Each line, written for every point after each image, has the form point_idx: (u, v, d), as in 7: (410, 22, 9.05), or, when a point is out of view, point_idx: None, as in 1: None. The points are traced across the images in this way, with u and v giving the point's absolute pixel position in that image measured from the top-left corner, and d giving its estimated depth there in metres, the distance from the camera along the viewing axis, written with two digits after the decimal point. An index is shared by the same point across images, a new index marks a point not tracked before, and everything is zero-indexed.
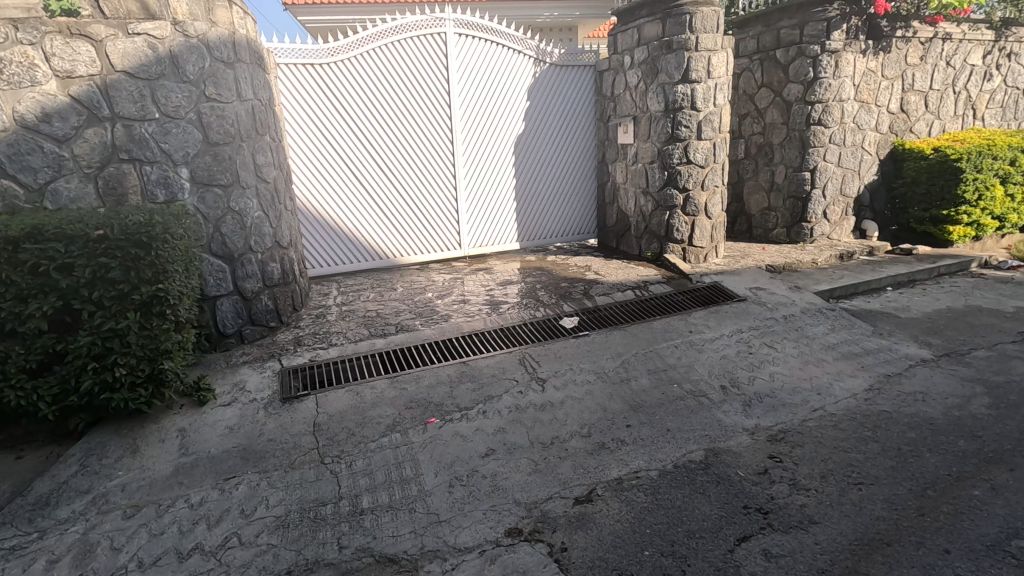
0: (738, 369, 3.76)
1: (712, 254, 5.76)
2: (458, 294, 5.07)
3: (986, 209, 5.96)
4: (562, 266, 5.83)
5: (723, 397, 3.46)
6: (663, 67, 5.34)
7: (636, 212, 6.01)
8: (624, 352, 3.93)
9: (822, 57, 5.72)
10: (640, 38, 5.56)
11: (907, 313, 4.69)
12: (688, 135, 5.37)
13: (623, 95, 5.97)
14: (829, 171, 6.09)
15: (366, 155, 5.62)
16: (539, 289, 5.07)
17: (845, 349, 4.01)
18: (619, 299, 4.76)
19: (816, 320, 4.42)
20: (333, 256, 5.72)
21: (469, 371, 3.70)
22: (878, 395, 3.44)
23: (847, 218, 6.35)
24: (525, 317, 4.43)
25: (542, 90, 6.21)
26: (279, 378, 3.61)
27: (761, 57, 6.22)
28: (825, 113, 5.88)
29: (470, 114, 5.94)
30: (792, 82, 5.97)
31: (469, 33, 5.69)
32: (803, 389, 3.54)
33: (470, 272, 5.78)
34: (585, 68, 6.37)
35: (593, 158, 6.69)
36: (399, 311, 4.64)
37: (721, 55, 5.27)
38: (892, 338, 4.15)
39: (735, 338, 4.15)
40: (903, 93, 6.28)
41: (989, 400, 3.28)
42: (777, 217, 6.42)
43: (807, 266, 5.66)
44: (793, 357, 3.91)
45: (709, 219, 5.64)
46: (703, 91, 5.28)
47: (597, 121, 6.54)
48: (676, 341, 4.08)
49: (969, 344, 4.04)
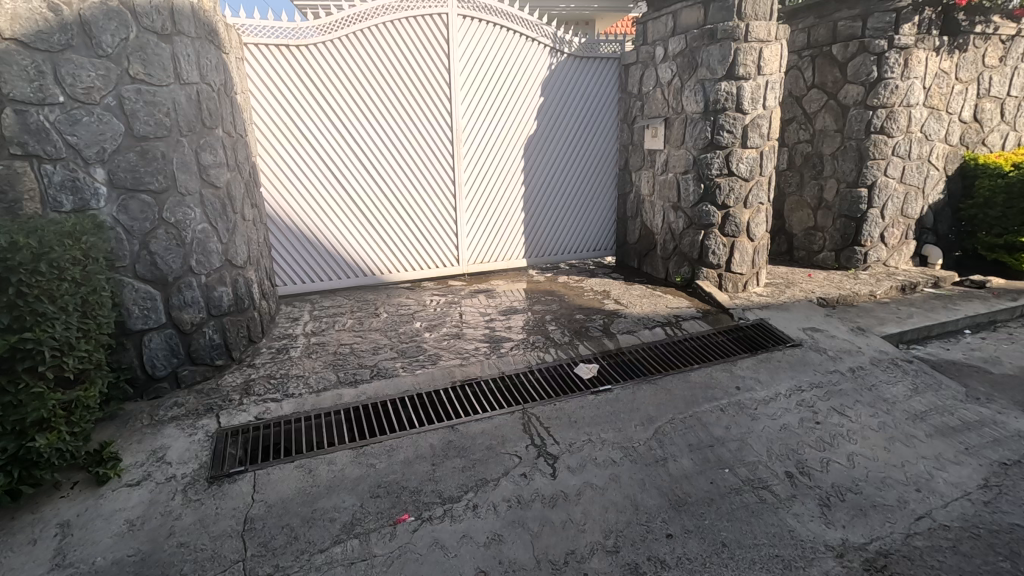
0: (805, 448, 2.91)
1: (753, 282, 4.91)
2: (452, 324, 4.24)
3: None
4: (577, 291, 5.00)
5: (792, 493, 2.60)
6: (703, 60, 4.48)
7: (664, 229, 5.18)
8: (657, 418, 3.10)
9: (889, 53, 4.86)
10: (676, 27, 4.73)
11: (999, 367, 3.82)
12: (731, 142, 4.52)
13: (653, 94, 5.13)
14: (889, 187, 5.23)
15: (350, 156, 4.81)
16: (548, 321, 4.25)
17: (938, 421, 3.15)
18: (647, 341, 3.94)
19: (892, 377, 3.57)
20: (309, 271, 4.91)
21: (458, 441, 2.87)
22: (1000, 496, 2.59)
23: (906, 242, 5.49)
24: (533, 362, 3.60)
25: (557, 85, 5.36)
26: (213, 445, 2.80)
27: (812, 53, 5.36)
28: (889, 119, 5.02)
29: (473, 110, 5.11)
30: (850, 82, 5.10)
31: (475, 16, 4.85)
32: (896, 482, 2.68)
33: (468, 295, 4.95)
34: (608, 60, 5.51)
35: (614, 165, 5.83)
36: (379, 347, 3.82)
37: (774, 48, 4.41)
38: (994, 406, 3.29)
39: (795, 400, 3.30)
40: (978, 99, 5.42)
41: None
42: (824, 238, 5.57)
43: (864, 300, 4.81)
44: (874, 431, 3.05)
45: (750, 241, 4.80)
46: (751, 90, 4.43)
47: (621, 124, 5.68)
48: (721, 403, 3.25)
49: None
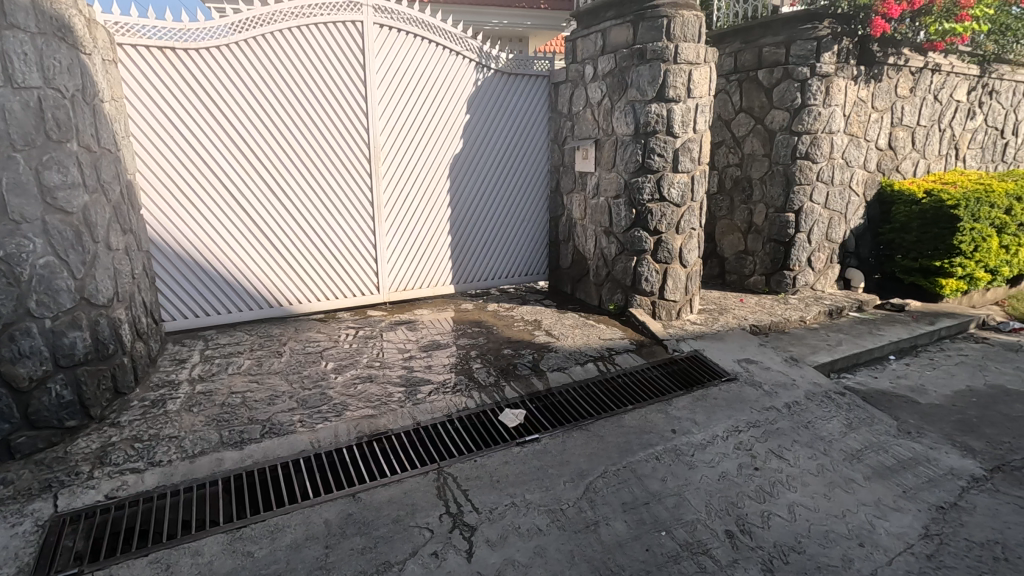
0: (745, 500, 2.69)
1: (686, 310, 4.77)
2: (367, 364, 3.80)
3: (981, 261, 5.25)
4: (507, 321, 4.68)
5: (734, 557, 2.34)
6: (633, 81, 4.32)
7: (596, 254, 4.97)
8: (588, 473, 2.80)
9: (812, 81, 4.89)
10: (605, 45, 4.56)
11: (926, 396, 3.80)
12: (662, 166, 4.37)
13: (583, 114, 4.93)
14: (815, 213, 5.26)
15: (252, 174, 4.30)
16: (473, 358, 3.90)
17: (875, 461, 3.03)
18: (578, 379, 3.67)
19: (827, 412, 3.45)
20: (202, 302, 4.33)
21: (360, 515, 2.45)
22: (942, 548, 2.43)
23: (831, 266, 5.55)
24: (454, 410, 3.23)
25: (484, 102, 5.06)
26: (42, 538, 2.23)
27: (739, 77, 5.37)
28: (813, 146, 5.05)
29: (392, 126, 4.72)
30: (776, 108, 5.12)
31: (393, 25, 4.49)
32: (839, 536, 2.48)
33: (388, 327, 4.51)
34: (538, 78, 5.27)
35: (546, 187, 5.58)
36: (277, 395, 3.33)
37: (703, 70, 4.31)
38: (926, 442, 3.23)
39: (732, 443, 3.10)
40: (892, 127, 5.60)
41: None
42: (755, 263, 5.55)
43: (794, 326, 4.77)
44: (813, 476, 2.87)
45: (683, 268, 4.65)
46: (681, 113, 4.29)
47: (552, 144, 5.45)
48: (656, 451, 3.00)
49: (1019, 451, 3.16)
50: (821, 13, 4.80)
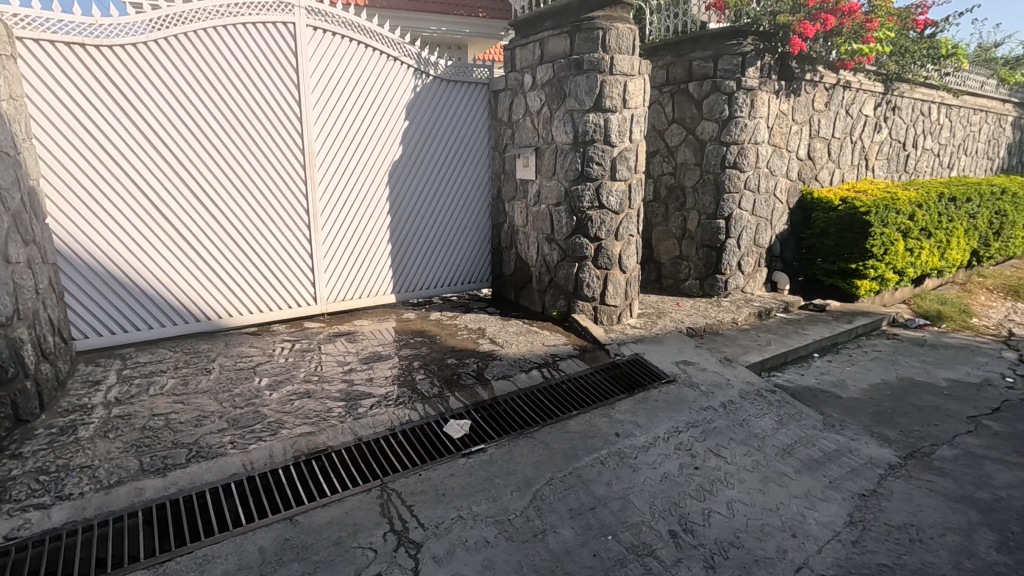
0: (686, 499, 2.76)
1: (626, 314, 4.87)
2: (304, 379, 3.64)
3: (890, 263, 5.68)
4: (450, 329, 4.62)
5: (678, 557, 2.39)
6: (571, 90, 4.40)
7: (538, 261, 5.00)
8: (535, 481, 2.80)
9: (738, 94, 5.15)
10: (543, 55, 4.63)
11: (846, 391, 4.05)
12: (601, 174, 4.46)
13: (523, 122, 4.97)
14: (743, 219, 5.52)
15: (174, 180, 4.05)
16: (416, 369, 3.81)
17: (804, 454, 3.20)
18: (523, 386, 3.66)
19: (759, 410, 3.61)
20: (118, 319, 4.01)
21: (299, 540, 2.33)
22: (866, 534, 2.59)
23: (759, 269, 5.84)
24: (397, 423, 3.14)
25: (423, 108, 5.00)
26: None
27: (672, 89, 5.59)
28: (741, 155, 5.31)
29: (328, 131, 4.57)
30: (706, 119, 5.35)
31: (326, 28, 4.36)
32: (774, 529, 2.59)
33: (326, 339, 4.34)
34: (477, 85, 5.26)
35: (487, 194, 5.56)
36: (205, 415, 3.12)
37: (638, 81, 4.45)
38: (847, 434, 3.44)
39: (673, 444, 3.19)
40: (810, 139, 5.99)
41: (995, 536, 2.57)
42: (689, 267, 5.76)
43: (727, 327, 4.98)
44: (749, 472, 2.99)
45: (623, 273, 4.75)
46: (618, 123, 4.40)
47: (492, 152, 5.44)
48: (601, 456, 3.03)
49: (928, 439, 3.42)
50: (745, 30, 5.06)
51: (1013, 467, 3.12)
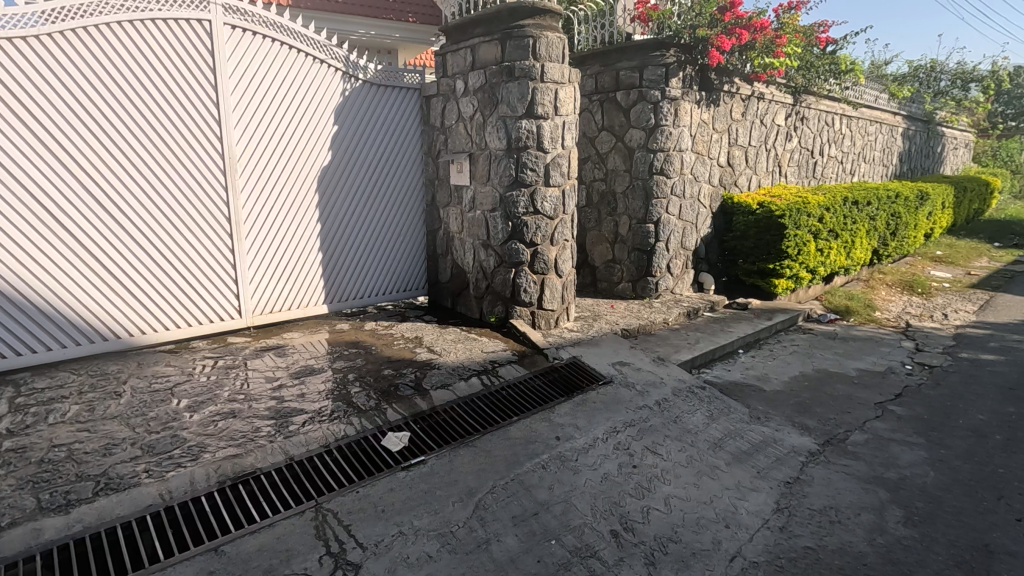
0: (626, 498, 2.81)
1: (563, 318, 4.94)
2: (228, 397, 3.42)
3: (803, 263, 6.09)
4: (386, 339, 4.50)
5: (620, 556, 2.43)
6: (503, 97, 4.42)
7: (474, 267, 4.98)
8: (477, 490, 2.76)
9: (662, 103, 5.37)
10: (475, 61, 4.63)
11: (769, 384, 4.29)
12: (535, 180, 4.50)
13: (456, 128, 4.94)
14: (671, 223, 5.75)
15: (75, 186, 3.72)
16: (351, 381, 3.68)
17: (734, 447, 3.34)
18: (463, 395, 3.61)
19: (691, 406, 3.75)
20: (11, 340, 3.62)
21: (226, 571, 2.17)
22: (791, 519, 2.74)
23: (687, 271, 6.09)
24: (331, 439, 3.01)
25: (352, 113, 4.85)
26: None
27: (600, 98, 5.75)
28: (667, 162, 5.53)
29: (249, 135, 4.34)
30: (633, 127, 5.54)
31: (246, 27, 4.15)
32: (708, 521, 2.69)
33: (252, 355, 4.11)
34: (409, 90, 5.18)
35: (422, 200, 5.47)
36: (115, 443, 2.85)
37: (568, 89, 4.53)
38: (771, 425, 3.63)
39: (612, 444, 3.24)
40: (730, 147, 6.33)
41: (902, 512, 2.79)
42: (622, 270, 5.92)
43: (659, 328, 5.15)
44: (684, 468, 3.09)
45: (559, 278, 4.81)
46: (550, 129, 4.46)
47: (425, 157, 5.36)
48: (543, 460, 3.04)
49: (842, 426, 3.68)
50: (667, 42, 5.29)
51: (915, 448, 3.41)
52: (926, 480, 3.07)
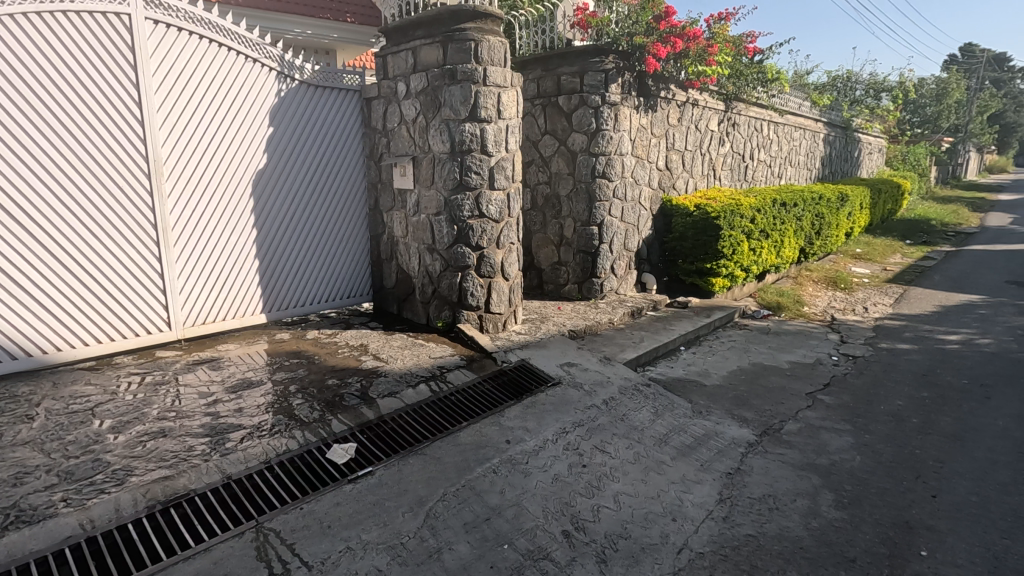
0: (576, 497, 2.84)
1: (511, 321, 4.94)
2: (157, 415, 3.21)
3: (738, 262, 6.37)
4: (330, 348, 4.35)
5: (572, 556, 2.45)
6: (446, 100, 4.39)
7: (420, 272, 4.91)
8: (428, 498, 2.71)
9: (603, 108, 5.49)
10: (416, 63, 4.58)
11: (710, 379, 4.46)
12: (479, 183, 4.49)
13: (398, 131, 4.86)
14: (614, 225, 5.87)
15: None
16: (293, 393, 3.53)
17: (678, 442, 3.45)
18: (411, 402, 3.54)
19: (638, 404, 3.84)
20: None
21: None
22: (733, 509, 2.85)
23: (630, 272, 6.24)
24: (272, 455, 2.88)
25: (288, 114, 4.68)
26: None
27: (543, 102, 5.82)
28: (609, 166, 5.65)
29: (176, 136, 4.10)
30: (575, 131, 5.64)
31: (169, 22, 3.93)
32: (656, 515, 2.76)
33: (184, 369, 3.87)
34: (348, 92, 5.04)
35: (365, 204, 5.33)
36: (27, 472, 2.61)
37: (511, 93, 4.55)
38: (713, 419, 3.77)
39: (562, 445, 3.27)
40: (668, 151, 6.55)
41: (833, 496, 2.96)
42: (568, 272, 5.99)
43: (605, 328, 5.25)
44: (631, 464, 3.16)
45: (506, 281, 4.81)
46: (494, 133, 4.47)
47: (367, 160, 5.23)
48: (494, 464, 3.02)
49: (777, 416, 3.86)
50: (606, 49, 5.42)
51: (843, 434, 3.62)
52: (853, 464, 3.28)
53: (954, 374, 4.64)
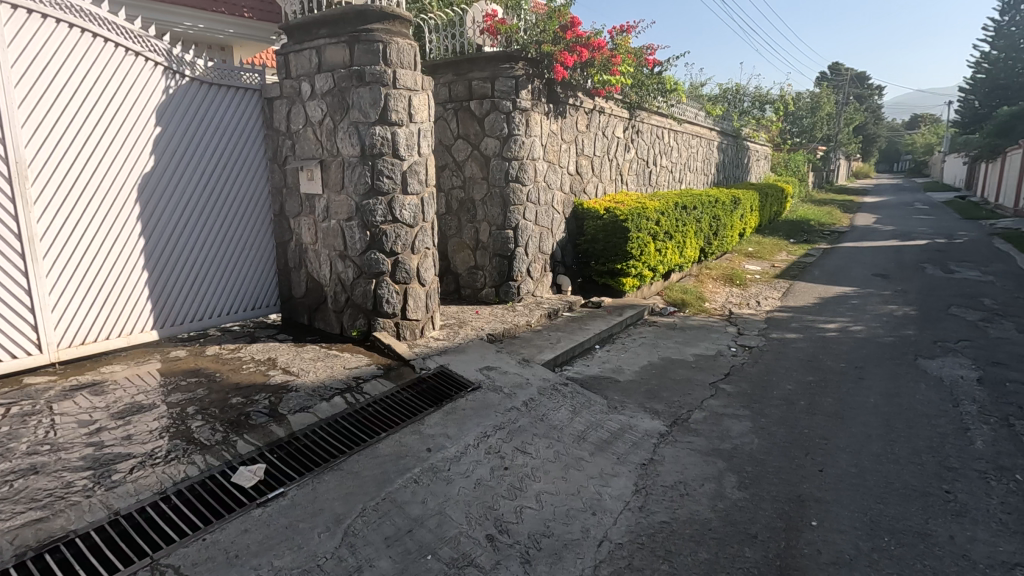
0: (499, 500, 2.84)
1: (429, 327, 4.87)
2: (26, 450, 2.83)
3: (646, 262, 6.70)
4: (233, 364, 4.07)
5: (496, 559, 2.45)
6: (355, 102, 4.26)
7: (332, 280, 4.71)
8: (346, 515, 2.60)
9: (514, 114, 5.57)
10: (321, 63, 4.40)
11: (623, 375, 4.64)
12: (392, 188, 4.40)
13: (303, 133, 4.64)
14: (528, 229, 5.96)
15: None
16: (192, 415, 3.26)
17: (595, 438, 3.56)
18: (325, 416, 3.39)
19: (556, 403, 3.91)
20: None
21: None
22: (648, 498, 2.98)
23: (546, 274, 6.36)
24: (169, 485, 2.63)
25: (178, 113, 4.33)
26: None
27: (455, 106, 5.81)
28: (521, 170, 5.74)
29: (43, 135, 3.66)
30: (488, 136, 5.68)
31: (32, 8, 3.50)
32: (577, 511, 2.83)
33: (60, 396, 3.45)
34: (246, 92, 4.76)
35: (269, 210, 5.04)
36: None
37: (422, 97, 4.50)
38: (627, 413, 3.93)
39: (483, 449, 3.26)
40: (577, 156, 6.77)
41: (735, 477, 3.19)
42: (484, 276, 5.99)
43: (522, 330, 5.32)
44: (552, 463, 3.22)
45: (422, 286, 4.74)
46: (405, 136, 4.39)
47: (270, 164, 4.96)
48: (415, 474, 2.95)
49: (685, 407, 4.09)
50: (516, 55, 5.50)
51: (743, 420, 3.91)
52: (752, 446, 3.54)
53: (833, 359, 5.16)
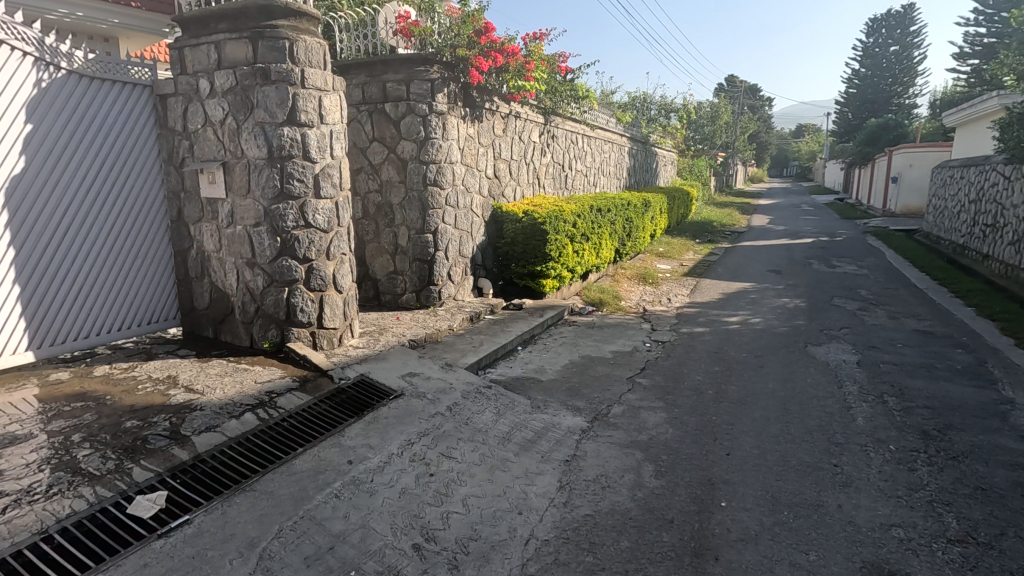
0: (425, 508, 2.80)
1: (347, 335, 4.71)
2: None
3: (564, 264, 6.88)
4: (128, 384, 3.72)
5: (423, 568, 2.41)
6: (259, 101, 4.05)
7: (239, 290, 4.44)
8: (261, 538, 2.45)
9: (431, 117, 5.53)
10: (220, 59, 4.14)
11: (546, 375, 4.73)
12: (303, 191, 4.21)
13: (202, 133, 4.34)
14: (447, 233, 5.92)
15: None
16: (78, 443, 2.94)
17: (520, 438, 3.60)
18: (235, 435, 3.18)
19: (480, 406, 3.92)
20: None
21: None
22: (572, 492, 3.06)
23: (467, 278, 6.35)
24: (53, 522, 2.36)
25: (52, 110, 3.89)
26: None
27: (369, 108, 5.68)
28: (439, 173, 5.69)
29: None
30: (404, 139, 5.60)
31: None
32: (503, 511, 2.84)
33: None
34: (134, 87, 4.37)
35: (164, 215, 4.67)
36: None
37: (333, 98, 4.35)
38: (550, 411, 4.01)
39: (407, 457, 3.20)
40: (495, 160, 6.83)
41: (652, 466, 3.34)
42: (405, 282, 5.89)
43: (445, 334, 5.28)
44: (477, 466, 3.22)
45: (339, 293, 4.57)
46: (316, 138, 4.23)
47: (164, 166, 4.59)
48: (336, 489, 2.84)
49: (605, 402, 4.24)
50: (431, 58, 5.47)
51: (658, 411, 4.11)
52: (666, 436, 3.73)
53: (736, 350, 5.56)
